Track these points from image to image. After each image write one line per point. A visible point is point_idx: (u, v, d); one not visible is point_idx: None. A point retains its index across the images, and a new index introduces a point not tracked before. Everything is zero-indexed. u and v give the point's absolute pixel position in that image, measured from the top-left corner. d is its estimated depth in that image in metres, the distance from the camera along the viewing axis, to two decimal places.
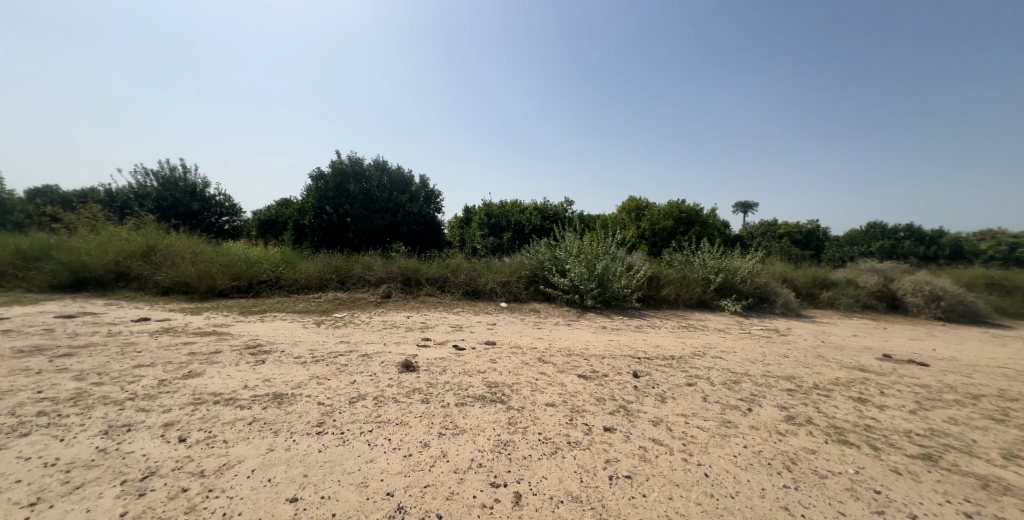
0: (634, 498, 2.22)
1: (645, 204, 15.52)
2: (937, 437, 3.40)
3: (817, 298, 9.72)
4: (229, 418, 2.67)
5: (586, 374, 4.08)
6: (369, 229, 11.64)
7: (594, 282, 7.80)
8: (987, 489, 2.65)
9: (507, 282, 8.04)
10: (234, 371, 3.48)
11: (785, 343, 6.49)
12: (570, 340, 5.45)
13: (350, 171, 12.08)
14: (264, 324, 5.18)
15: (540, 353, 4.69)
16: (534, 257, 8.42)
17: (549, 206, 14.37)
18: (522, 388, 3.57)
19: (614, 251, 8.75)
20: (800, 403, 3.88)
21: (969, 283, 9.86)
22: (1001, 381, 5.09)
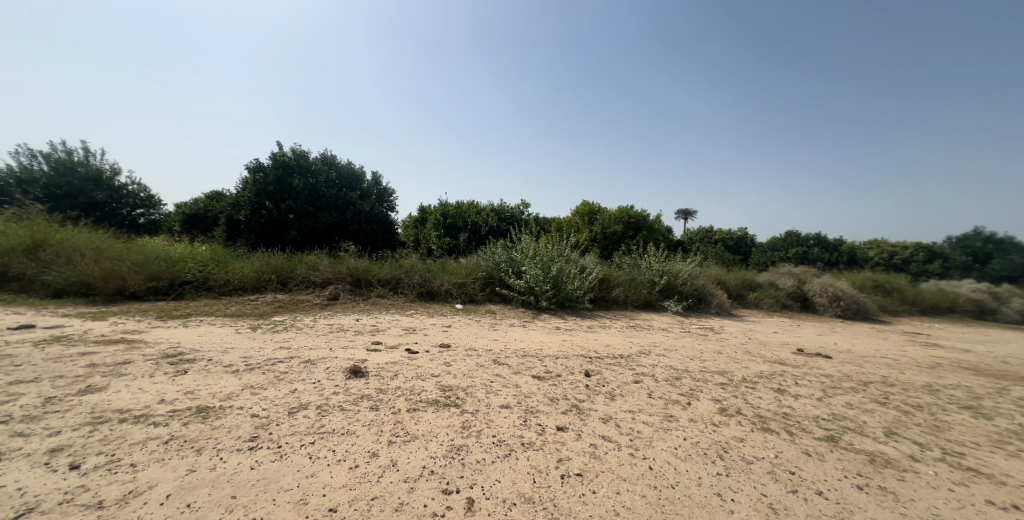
0: (585, 495, 2.40)
1: (597, 209, 16.19)
2: (837, 420, 3.96)
3: (745, 299, 10.72)
4: (138, 438, 2.54)
5: (540, 375, 4.28)
6: (315, 227, 11.16)
7: (549, 283, 8.04)
8: (874, 464, 3.15)
9: (462, 283, 8.09)
10: (148, 384, 3.29)
11: (719, 340, 7.14)
12: (525, 341, 5.64)
13: (293, 165, 11.51)
14: (187, 329, 4.87)
15: (496, 355, 4.83)
16: (490, 258, 8.53)
17: (505, 209, 14.57)
18: (476, 391, 3.69)
19: (568, 253, 9.08)
20: (731, 396, 4.33)
21: (864, 285, 11.32)
22: (885, 368, 5.97)
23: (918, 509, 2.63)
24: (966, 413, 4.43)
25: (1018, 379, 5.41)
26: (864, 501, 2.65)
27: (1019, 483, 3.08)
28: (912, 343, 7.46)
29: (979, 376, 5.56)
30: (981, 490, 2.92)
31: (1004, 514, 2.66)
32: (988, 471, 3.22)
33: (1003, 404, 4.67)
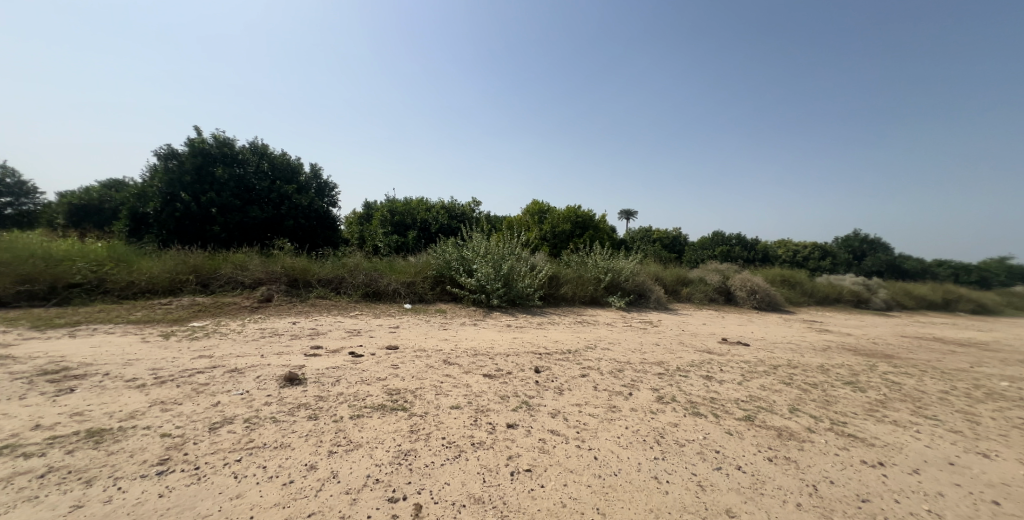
0: (533, 490, 2.54)
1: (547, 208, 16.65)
2: (753, 401, 4.49)
3: (679, 294, 11.59)
4: (7, 473, 2.28)
5: (491, 373, 4.43)
6: (243, 222, 10.39)
7: (499, 282, 8.20)
8: (782, 437, 3.65)
9: (412, 282, 8.01)
10: (21, 407, 2.95)
11: (656, 332, 7.71)
12: (476, 339, 5.76)
13: (215, 153, 10.67)
14: (75, 341, 4.39)
15: (447, 355, 4.91)
16: (441, 257, 8.51)
17: (456, 206, 14.51)
18: (425, 393, 3.75)
19: (518, 252, 9.31)
20: (667, 384, 4.75)
21: (777, 280, 12.72)
22: (791, 352, 6.84)
23: (814, 473, 3.10)
24: (850, 387, 5.22)
25: (890, 356, 6.44)
26: (773, 471, 3.07)
27: (887, 445, 3.72)
28: (813, 329, 8.55)
29: (860, 355, 6.54)
30: (862, 454, 3.48)
31: (877, 471, 3.21)
32: (868, 437, 3.85)
33: (875, 377, 5.54)
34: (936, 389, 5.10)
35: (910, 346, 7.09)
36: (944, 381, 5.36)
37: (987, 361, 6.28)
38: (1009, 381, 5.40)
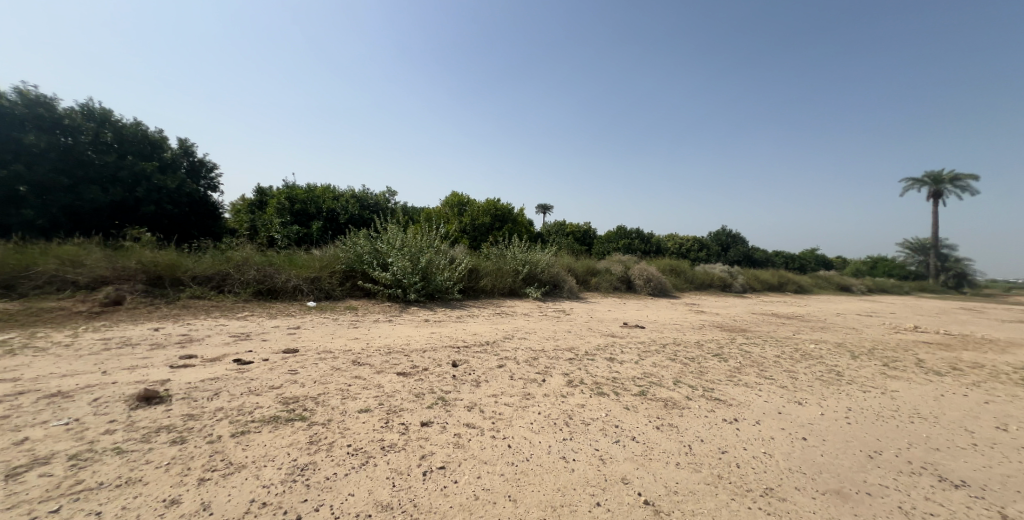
0: (446, 487, 2.46)
1: (467, 201, 16.55)
2: (645, 377, 5.21)
3: (589, 284, 12.56)
4: None
5: (405, 371, 4.38)
6: (79, 208, 8.55)
7: (417, 275, 8.13)
8: (668, 407, 4.28)
9: (316, 278, 7.57)
10: None
11: (568, 320, 8.34)
12: (389, 337, 5.69)
13: (26, 116, 8.27)
14: None
15: (356, 355, 4.75)
16: (351, 250, 8.18)
17: (368, 195, 14.02)
18: (329, 398, 3.45)
19: (437, 245, 9.33)
20: (576, 368, 5.22)
21: (668, 270, 14.49)
22: (676, 331, 7.96)
23: (689, 435, 3.68)
24: (717, 358, 6.27)
25: (746, 330, 7.85)
26: (658, 436, 3.55)
27: (739, 402, 4.65)
28: (692, 310, 10.01)
29: (724, 330, 7.86)
30: (724, 413, 4.30)
31: (732, 425, 4.01)
32: (728, 399, 4.73)
33: (735, 348, 6.75)
34: (770, 354, 6.40)
35: (759, 321, 8.72)
36: (778, 347, 6.75)
37: (806, 329, 8.05)
38: (818, 343, 7.00)
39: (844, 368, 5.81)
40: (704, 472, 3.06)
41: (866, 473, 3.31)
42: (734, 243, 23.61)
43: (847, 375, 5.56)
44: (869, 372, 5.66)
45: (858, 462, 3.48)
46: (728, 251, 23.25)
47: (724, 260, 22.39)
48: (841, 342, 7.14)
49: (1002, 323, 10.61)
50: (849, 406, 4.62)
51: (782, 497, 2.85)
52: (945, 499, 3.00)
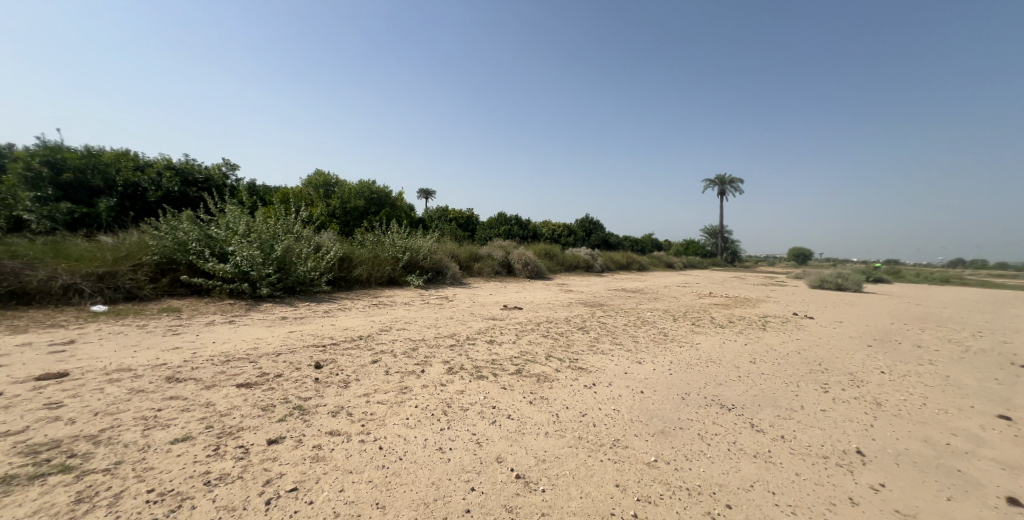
0: (299, 511, 2.25)
1: (333, 181, 15.42)
2: (522, 355, 5.68)
3: (472, 269, 12.85)
4: None
5: (248, 382, 3.77)
6: None
7: (271, 267, 7.22)
8: (541, 381, 4.79)
9: (113, 273, 6.02)
10: None
11: (450, 306, 8.48)
12: (230, 342, 4.88)
13: None
14: None
15: (175, 369, 3.89)
16: (172, 237, 6.77)
17: (195, 168, 11.24)
18: (124, 433, 2.74)
19: (293, 230, 8.36)
20: (457, 355, 5.40)
21: (542, 253, 15.76)
22: (549, 309, 8.77)
23: (557, 404, 4.20)
24: (581, 331, 7.17)
25: (603, 305, 9.09)
26: (531, 410, 3.98)
27: (596, 368, 5.45)
28: (562, 290, 11.12)
29: (587, 306, 8.98)
30: (585, 379, 4.99)
31: (592, 389, 4.70)
32: (588, 367, 5.49)
33: (595, 321, 7.80)
34: (620, 323, 7.59)
35: (613, 295, 10.21)
36: (626, 317, 8.02)
37: (646, 300, 9.74)
38: (653, 311, 8.57)
39: (669, 329, 7.26)
40: (568, 436, 3.53)
41: (680, 412, 4.25)
42: (595, 230, 26.97)
43: (670, 334, 6.97)
44: (684, 330, 7.21)
45: (677, 404, 4.43)
46: (591, 235, 26.38)
47: (587, 244, 25.36)
48: (668, 308, 8.86)
49: (764, 286, 14.64)
50: (672, 360, 5.83)
51: (625, 445, 3.50)
52: (728, 421, 4.07)
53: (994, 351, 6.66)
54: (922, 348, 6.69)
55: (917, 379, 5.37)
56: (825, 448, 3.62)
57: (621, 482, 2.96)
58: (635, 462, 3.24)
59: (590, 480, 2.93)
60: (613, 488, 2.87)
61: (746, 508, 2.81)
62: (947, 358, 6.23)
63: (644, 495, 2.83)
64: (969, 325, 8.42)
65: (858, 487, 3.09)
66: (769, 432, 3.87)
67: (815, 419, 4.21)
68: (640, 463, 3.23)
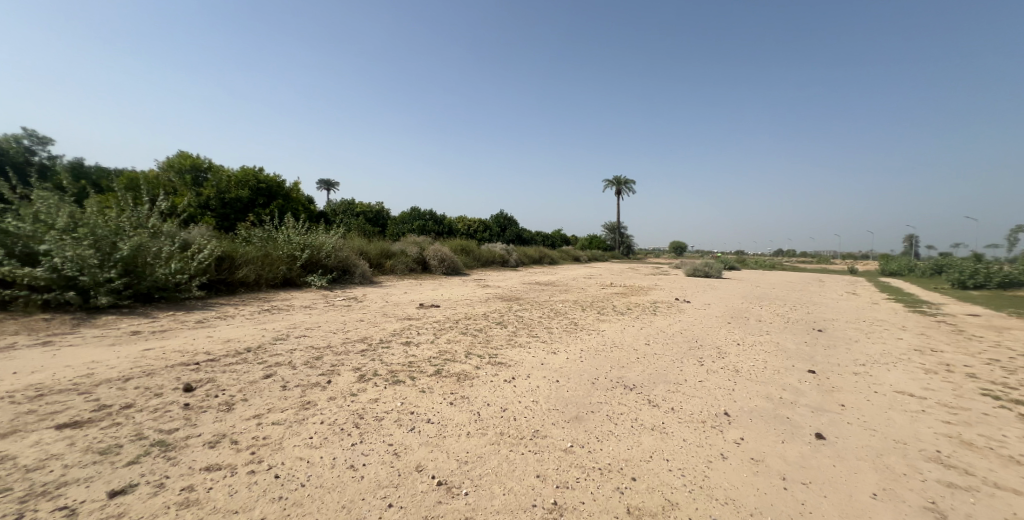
0: None
1: (206, 166, 13.36)
2: (441, 355, 5.65)
3: (384, 267, 12.26)
4: None
5: (72, 421, 3.00)
6: None
7: (114, 270, 5.86)
8: (461, 380, 4.83)
9: None
10: None
11: (360, 308, 8.01)
12: (45, 371, 3.80)
13: None
14: None
15: None
16: None
17: None
18: None
19: (144, 224, 6.86)
20: (370, 360, 5.17)
21: (458, 249, 15.74)
22: (466, 305, 8.79)
23: (479, 402, 4.29)
24: (500, 326, 7.35)
25: (519, 298, 9.43)
26: (452, 411, 4.01)
27: (514, 362, 5.66)
28: (479, 286, 11.24)
29: (503, 300, 9.22)
30: (504, 374, 5.15)
31: (511, 383, 4.87)
32: (507, 361, 5.68)
33: (512, 314, 8.05)
34: (536, 316, 7.95)
35: (528, 289, 10.64)
36: (541, 309, 8.44)
37: (557, 292, 10.34)
38: (564, 302, 9.14)
39: (579, 318, 7.84)
40: (490, 434, 3.64)
41: (590, 397, 4.63)
42: (509, 225, 27.74)
43: (580, 323, 7.54)
44: (591, 318, 7.85)
45: (588, 389, 4.83)
46: (505, 231, 27.03)
47: (502, 240, 25.98)
48: (577, 299, 9.53)
49: (655, 275, 16.59)
50: (582, 347, 6.33)
51: (544, 434, 3.73)
52: (630, 400, 4.59)
53: (812, 319, 8.55)
54: (770, 321, 8.26)
55: (755, 346, 6.73)
56: (705, 415, 4.31)
57: (541, 472, 3.16)
58: (554, 450, 3.48)
59: (513, 474, 3.08)
60: (534, 479, 3.06)
61: (646, 477, 3.20)
62: (777, 326, 7.87)
63: (562, 481, 3.07)
64: (799, 301, 10.62)
65: (730, 445, 3.73)
66: (663, 406, 4.48)
67: (697, 390, 4.96)
68: (558, 451, 3.48)
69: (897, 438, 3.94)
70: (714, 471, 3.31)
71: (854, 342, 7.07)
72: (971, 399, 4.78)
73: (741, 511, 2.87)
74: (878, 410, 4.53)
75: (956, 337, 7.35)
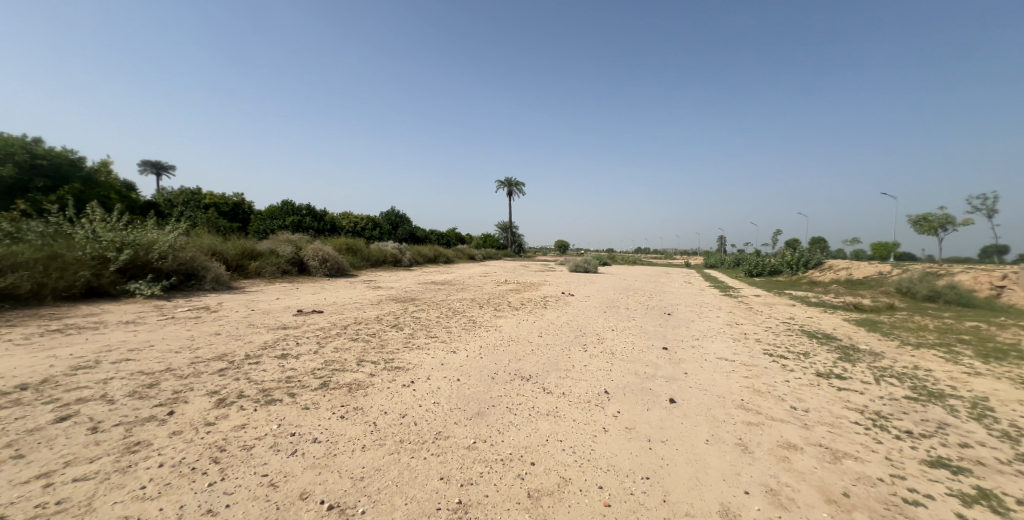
0: None
1: None
2: (328, 366, 5.19)
3: (246, 269, 10.34)
4: None
5: None
6: None
7: None
8: (352, 391, 4.52)
9: None
10: None
11: (215, 320, 6.73)
12: None
13: None
14: None
15: None
16: None
17: None
18: None
19: None
20: (232, 380, 4.50)
21: (342, 248, 14.45)
22: (355, 309, 8.11)
23: (374, 412, 4.08)
24: (395, 329, 7.05)
25: (414, 299, 9.15)
26: (343, 425, 3.74)
27: (413, 364, 5.51)
28: (369, 287, 10.54)
29: (397, 302, 8.83)
30: (402, 379, 4.98)
31: (410, 387, 4.74)
32: (404, 364, 5.49)
33: (407, 316, 7.78)
34: (433, 316, 7.83)
35: (423, 289, 10.39)
36: (437, 309, 8.33)
37: (454, 291, 10.32)
38: (462, 301, 9.18)
39: (476, 316, 7.97)
40: (389, 443, 3.51)
41: (490, 391, 4.78)
42: (401, 224, 26.65)
43: (477, 320, 7.68)
44: (489, 315, 8.05)
45: (487, 384, 4.96)
46: (396, 230, 25.85)
47: (393, 239, 24.86)
48: (474, 297, 9.66)
49: (544, 271, 17.75)
50: (481, 343, 6.48)
51: (448, 435, 3.73)
52: (527, 390, 4.86)
53: (667, 304, 10.17)
54: (639, 307, 9.54)
55: (625, 329, 7.74)
56: (591, 395, 4.80)
57: (445, 473, 3.17)
58: (457, 448, 3.51)
59: (415, 481, 3.04)
60: (437, 483, 3.05)
61: (543, 459, 3.44)
62: (641, 312, 9.15)
63: (465, 478, 3.12)
64: (660, 290, 12.49)
65: (613, 419, 4.21)
66: (555, 392, 4.85)
67: (584, 373, 5.49)
68: (461, 449, 3.52)
69: (729, 395, 4.94)
70: (600, 444, 3.71)
71: (698, 320, 8.63)
72: (758, 358, 6.38)
73: (622, 475, 3.28)
74: (710, 375, 5.65)
75: (761, 312, 9.55)
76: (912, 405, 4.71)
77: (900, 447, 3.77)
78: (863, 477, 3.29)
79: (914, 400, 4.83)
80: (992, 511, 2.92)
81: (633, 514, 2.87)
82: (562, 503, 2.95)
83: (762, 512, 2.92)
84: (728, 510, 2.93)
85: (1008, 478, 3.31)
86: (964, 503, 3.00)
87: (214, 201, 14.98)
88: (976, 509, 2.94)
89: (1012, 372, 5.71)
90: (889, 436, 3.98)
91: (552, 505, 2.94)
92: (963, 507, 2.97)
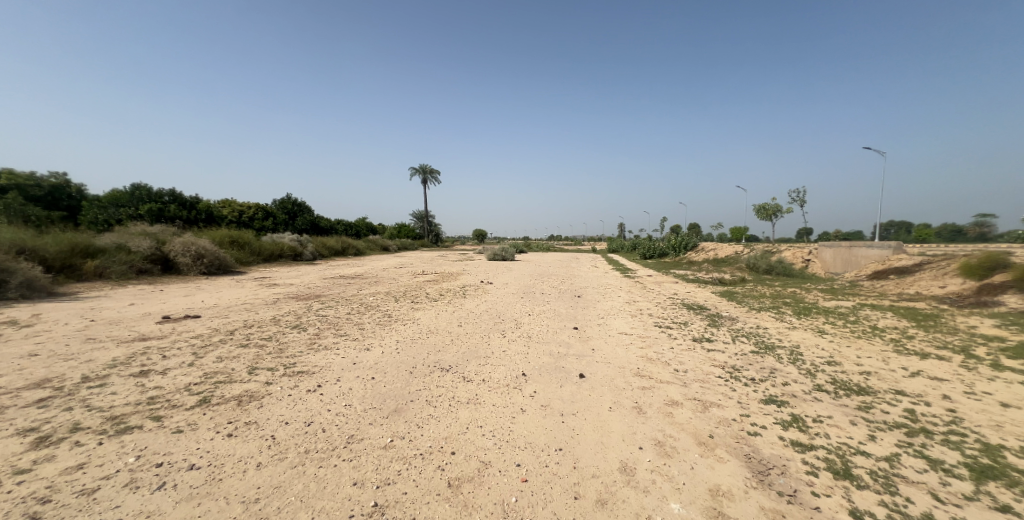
0: None
1: None
2: (209, 378, 4.40)
3: (80, 270, 8.12)
4: None
5: None
6: None
7: None
8: (240, 404, 3.90)
9: None
10: None
11: (30, 338, 5.06)
12: None
13: None
14: None
15: None
16: None
17: None
18: None
19: None
20: (62, 409, 3.55)
21: (224, 242, 12.25)
22: (244, 312, 6.95)
23: (272, 424, 3.60)
24: (297, 329, 6.27)
25: (319, 297, 8.25)
26: (231, 445, 3.24)
27: (319, 367, 4.96)
28: (262, 285, 9.18)
29: (299, 300, 7.88)
30: (307, 384, 4.48)
31: (316, 392, 4.28)
32: (309, 368, 4.93)
33: (312, 315, 6.98)
34: (342, 313, 7.18)
35: (330, 285, 9.46)
36: (346, 306, 7.64)
37: (366, 285, 9.59)
38: (374, 295, 8.56)
39: (392, 310, 7.55)
40: (291, 456, 3.15)
41: (409, 386, 4.58)
42: (300, 213, 23.73)
43: (394, 314, 7.29)
44: (405, 308, 7.69)
45: (406, 379, 4.75)
46: (295, 219, 22.96)
47: (292, 229, 22.12)
48: (388, 290, 9.12)
49: (461, 262, 17.58)
50: (398, 337, 6.16)
51: (361, 437, 3.48)
52: (447, 381, 4.79)
53: (577, 288, 10.92)
54: (552, 292, 10.06)
55: (540, 314, 8.07)
56: (510, 379, 4.92)
57: (359, 478, 2.97)
58: (372, 450, 3.31)
59: (324, 492, 2.81)
60: (350, 489, 2.86)
61: (464, 447, 3.44)
62: (555, 296, 9.66)
63: (382, 479, 2.97)
64: (570, 275, 13.35)
65: (531, 400, 4.39)
66: (476, 379, 4.86)
67: (503, 359, 5.59)
68: (377, 450, 3.32)
69: (629, 365, 5.52)
70: (519, 424, 3.85)
71: (602, 301, 9.44)
72: (652, 331, 7.24)
73: (538, 451, 3.43)
74: (614, 349, 6.23)
75: (652, 290, 10.84)
76: (753, 357, 5.84)
77: (747, 391, 4.64)
78: (723, 420, 3.98)
79: (755, 353, 6.00)
80: (800, 430, 3.78)
81: (547, 484, 3.03)
82: (483, 487, 2.98)
83: (651, 462, 3.32)
84: (627, 465, 3.27)
85: (809, 403, 4.33)
86: (784, 428, 3.83)
87: (16, 181, 11.20)
88: (791, 430, 3.78)
89: (814, 323, 7.46)
90: (739, 384, 4.86)
91: (472, 490, 2.95)
92: (784, 431, 3.78)
